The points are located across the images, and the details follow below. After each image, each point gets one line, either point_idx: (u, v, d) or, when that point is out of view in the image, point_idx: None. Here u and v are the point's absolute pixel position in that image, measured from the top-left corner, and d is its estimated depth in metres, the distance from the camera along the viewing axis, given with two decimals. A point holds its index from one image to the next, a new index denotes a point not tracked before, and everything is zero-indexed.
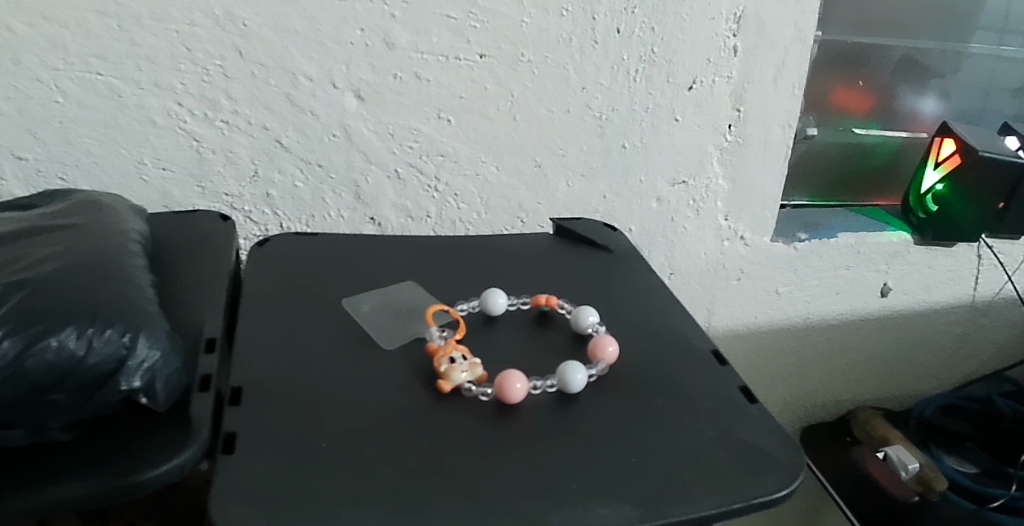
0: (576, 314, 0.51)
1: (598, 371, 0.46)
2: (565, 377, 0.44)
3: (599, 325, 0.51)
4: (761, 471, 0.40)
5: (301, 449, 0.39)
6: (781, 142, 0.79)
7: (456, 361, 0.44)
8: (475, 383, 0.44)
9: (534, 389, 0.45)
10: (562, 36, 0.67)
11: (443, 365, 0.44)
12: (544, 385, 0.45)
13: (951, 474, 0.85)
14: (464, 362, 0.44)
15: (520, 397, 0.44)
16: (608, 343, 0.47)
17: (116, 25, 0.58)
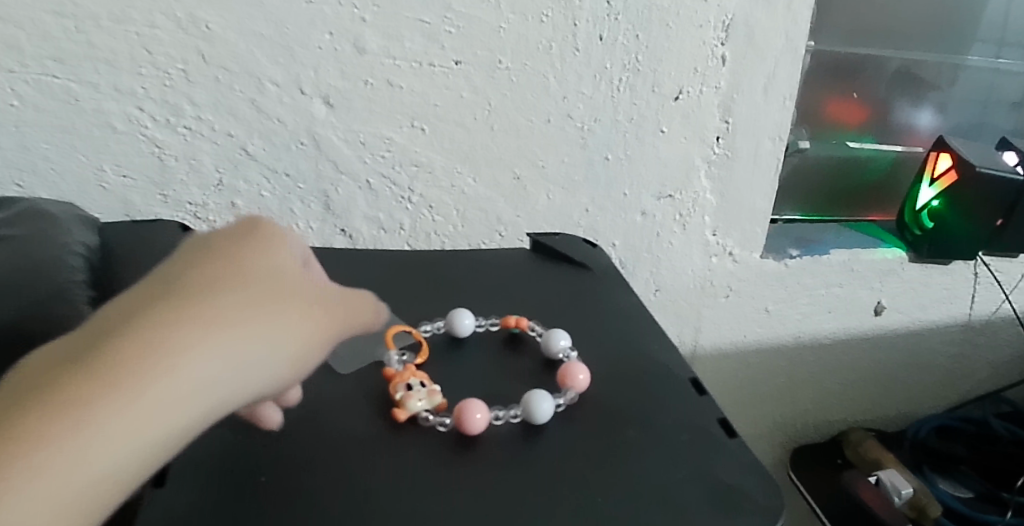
0: (546, 337, 0.48)
1: (567, 399, 0.44)
2: (527, 407, 0.42)
3: (571, 349, 0.48)
4: (737, 513, 0.37)
5: (239, 483, 0.36)
6: (771, 155, 0.77)
7: (413, 389, 0.42)
8: (432, 412, 0.42)
9: (496, 420, 0.42)
10: (541, 43, 0.65)
11: (399, 392, 0.42)
12: (507, 416, 0.42)
13: (945, 499, 0.83)
14: (422, 389, 0.42)
15: (480, 428, 0.41)
16: (578, 371, 0.44)
17: (72, 26, 0.55)
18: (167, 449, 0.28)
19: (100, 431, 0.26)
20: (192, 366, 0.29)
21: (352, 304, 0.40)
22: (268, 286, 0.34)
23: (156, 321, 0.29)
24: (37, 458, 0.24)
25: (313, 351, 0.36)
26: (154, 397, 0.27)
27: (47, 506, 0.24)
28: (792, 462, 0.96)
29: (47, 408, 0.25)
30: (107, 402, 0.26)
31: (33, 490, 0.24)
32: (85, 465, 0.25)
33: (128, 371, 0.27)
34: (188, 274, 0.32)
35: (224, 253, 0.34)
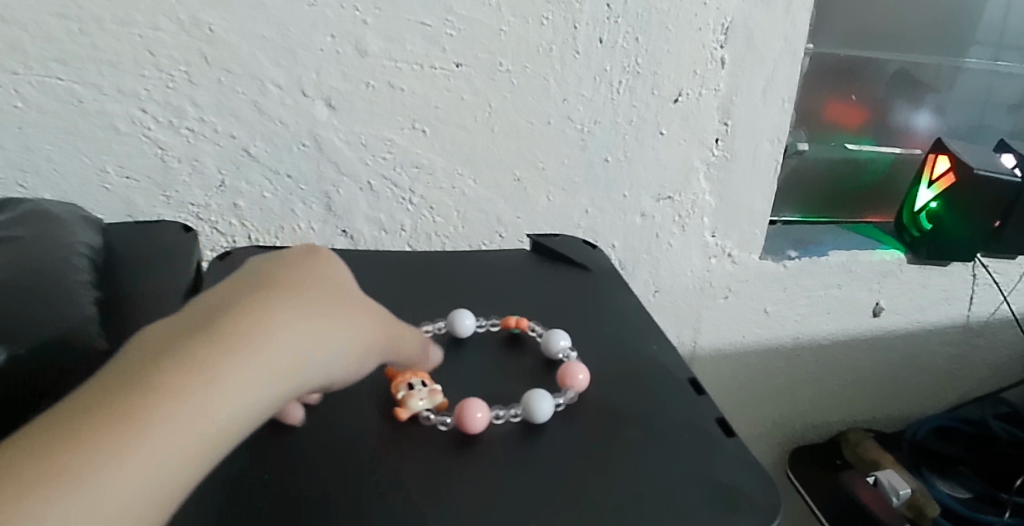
0: (547, 337, 0.48)
1: (567, 399, 0.44)
2: (531, 405, 0.42)
3: (571, 350, 0.48)
4: (735, 511, 0.38)
5: (241, 481, 0.37)
6: (770, 156, 0.77)
7: (414, 388, 0.42)
8: (433, 411, 0.42)
9: (497, 419, 0.42)
10: (541, 46, 0.65)
11: (401, 391, 0.42)
12: (508, 415, 0.43)
13: (944, 500, 0.83)
14: (424, 389, 0.42)
15: (481, 427, 0.41)
16: (579, 371, 0.45)
17: (76, 28, 0.56)
18: (253, 424, 0.30)
19: (205, 398, 0.27)
20: (277, 349, 0.31)
21: (410, 334, 0.42)
22: (332, 289, 0.37)
23: (241, 309, 0.31)
24: (153, 415, 0.26)
25: (368, 355, 0.38)
26: (249, 372, 0.29)
27: (161, 461, 0.25)
28: (790, 462, 0.96)
29: (155, 375, 0.27)
30: (210, 372, 0.28)
31: (151, 445, 0.25)
32: (194, 428, 0.27)
33: (225, 347, 0.29)
34: (261, 274, 0.35)
35: (291, 258, 0.37)
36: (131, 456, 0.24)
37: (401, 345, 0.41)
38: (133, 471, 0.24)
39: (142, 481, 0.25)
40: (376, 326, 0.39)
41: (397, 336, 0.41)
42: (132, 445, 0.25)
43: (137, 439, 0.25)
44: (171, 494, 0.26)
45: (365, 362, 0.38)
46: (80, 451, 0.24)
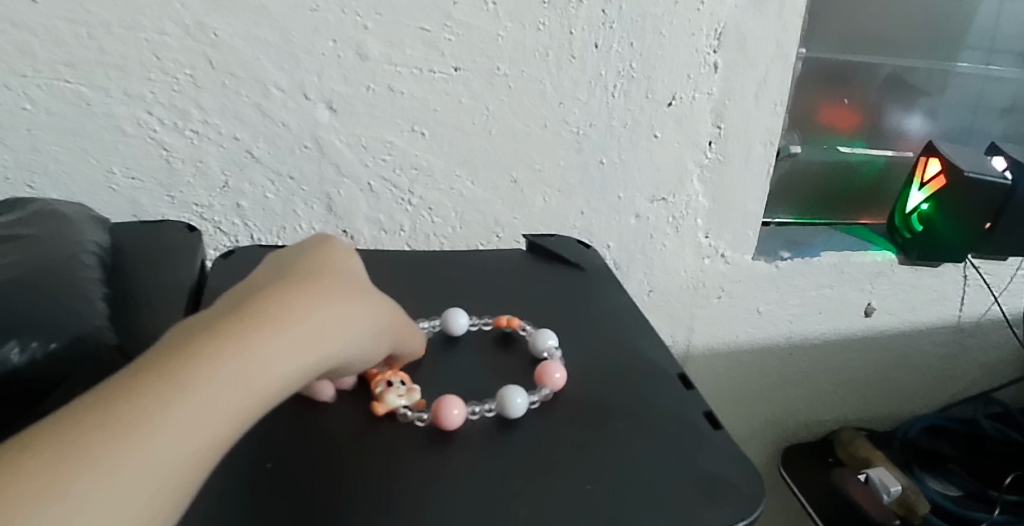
0: (534, 336, 0.50)
1: (542, 396, 0.46)
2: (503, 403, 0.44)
3: (557, 348, 0.50)
4: (720, 500, 0.39)
5: (244, 468, 0.38)
6: (762, 159, 0.79)
7: (393, 385, 0.44)
8: (411, 408, 0.43)
9: (473, 414, 0.44)
10: (538, 51, 0.67)
11: (380, 387, 0.43)
12: (483, 410, 0.44)
13: (934, 496, 0.84)
14: (402, 387, 0.44)
15: (457, 424, 0.42)
16: (555, 370, 0.46)
17: (84, 32, 0.58)
18: (294, 388, 0.32)
19: (245, 363, 0.29)
20: (309, 325, 0.33)
21: (411, 327, 0.45)
22: (351, 278, 0.40)
23: (273, 292, 0.34)
24: (199, 375, 0.28)
25: (387, 338, 0.41)
26: (284, 342, 0.31)
27: (206, 416, 0.27)
28: (783, 461, 0.98)
29: (198, 342, 0.29)
30: (248, 341, 0.30)
31: (216, 389, 0.28)
32: (236, 389, 0.29)
33: (261, 322, 0.31)
34: (291, 265, 0.38)
35: (326, 249, 0.41)
36: (185, 405, 0.27)
37: (410, 334, 0.44)
38: (182, 423, 0.26)
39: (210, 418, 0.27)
40: (393, 312, 0.42)
41: (407, 325, 0.44)
42: (180, 401, 0.27)
43: (185, 395, 0.27)
44: (224, 442, 0.28)
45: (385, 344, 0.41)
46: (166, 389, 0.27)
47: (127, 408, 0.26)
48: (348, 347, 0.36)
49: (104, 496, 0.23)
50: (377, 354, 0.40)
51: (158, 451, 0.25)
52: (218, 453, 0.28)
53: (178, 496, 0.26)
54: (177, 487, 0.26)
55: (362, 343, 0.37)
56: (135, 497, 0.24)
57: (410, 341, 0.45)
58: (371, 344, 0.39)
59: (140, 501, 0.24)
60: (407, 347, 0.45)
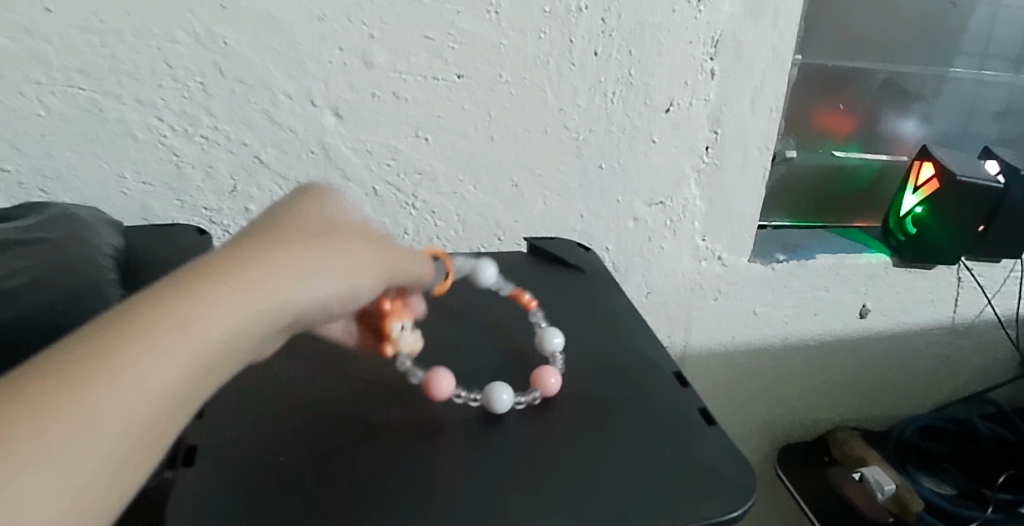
0: (543, 332, 0.51)
1: (529, 398, 0.47)
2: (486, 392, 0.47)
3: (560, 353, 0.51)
4: (713, 492, 0.42)
5: (260, 463, 0.41)
6: (758, 163, 0.80)
7: (405, 332, 0.45)
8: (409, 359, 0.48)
9: (457, 398, 0.47)
10: (539, 58, 0.68)
11: (395, 332, 0.44)
12: (468, 398, 0.47)
13: (929, 495, 0.86)
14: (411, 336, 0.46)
15: (441, 397, 0.46)
16: (551, 376, 0.47)
17: (97, 41, 0.59)
18: (265, 339, 0.31)
19: (177, 327, 0.27)
20: (259, 274, 0.30)
21: (404, 253, 0.41)
22: (319, 219, 0.37)
23: (216, 248, 0.31)
24: (123, 342, 0.25)
25: (376, 273, 0.38)
26: (258, 300, 0.30)
27: (137, 384, 0.25)
28: (778, 459, 0.99)
29: (125, 307, 0.26)
30: (182, 301, 0.27)
31: (182, 347, 0.26)
32: (188, 355, 0.27)
33: (199, 279, 0.28)
34: (284, 208, 0.36)
35: (323, 189, 0.39)
36: (148, 368, 0.25)
37: (405, 265, 0.41)
38: (110, 394, 0.24)
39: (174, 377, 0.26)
40: (377, 245, 0.39)
41: (399, 255, 0.40)
42: (115, 363, 0.24)
43: (109, 365, 0.24)
44: (188, 399, 0.27)
45: (375, 278, 0.37)
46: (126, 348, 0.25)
47: (84, 369, 0.24)
48: (319, 289, 0.33)
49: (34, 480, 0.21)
50: (366, 291, 0.37)
51: (87, 426, 0.23)
52: (164, 425, 0.26)
53: (124, 475, 0.24)
54: (118, 462, 0.24)
55: (338, 284, 0.34)
56: (90, 463, 0.23)
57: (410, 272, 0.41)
58: (354, 281, 0.36)
59: (76, 478, 0.22)
60: (405, 281, 0.41)
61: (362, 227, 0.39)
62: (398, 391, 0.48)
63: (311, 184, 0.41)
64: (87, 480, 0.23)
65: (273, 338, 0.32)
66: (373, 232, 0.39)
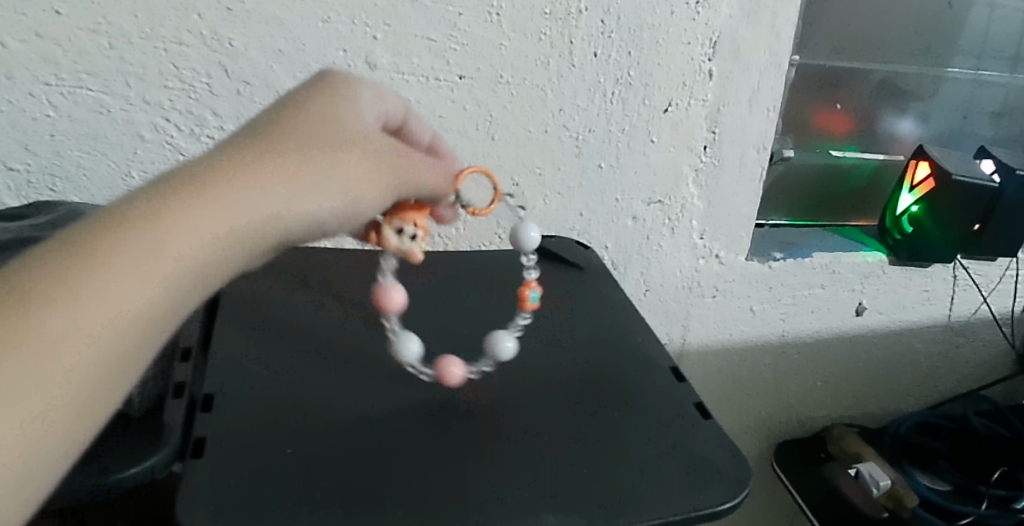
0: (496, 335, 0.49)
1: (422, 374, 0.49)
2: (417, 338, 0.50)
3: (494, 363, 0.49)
4: (707, 485, 0.43)
5: (268, 455, 0.42)
6: (756, 163, 0.81)
7: (400, 239, 0.47)
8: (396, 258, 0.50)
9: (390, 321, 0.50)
10: (539, 60, 0.69)
11: (390, 234, 0.47)
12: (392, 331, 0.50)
13: (924, 491, 0.87)
14: (407, 246, 0.47)
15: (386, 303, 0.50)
16: (446, 375, 0.48)
17: (106, 42, 0.60)
18: (239, 250, 0.37)
19: (152, 246, 0.34)
20: (230, 196, 0.37)
21: (420, 164, 0.45)
22: (317, 133, 0.42)
23: (203, 165, 0.38)
24: (104, 259, 0.33)
25: (369, 186, 0.42)
26: (219, 216, 0.36)
27: (115, 294, 0.33)
28: (776, 456, 1.01)
29: (114, 223, 0.34)
30: (158, 222, 0.35)
31: (146, 265, 0.34)
32: (148, 270, 0.34)
33: (176, 201, 0.36)
34: (278, 119, 0.42)
35: (322, 95, 0.44)
36: (109, 283, 0.33)
37: (416, 176, 0.45)
38: (92, 303, 0.32)
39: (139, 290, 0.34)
40: (374, 159, 0.43)
41: (406, 166, 0.44)
42: (81, 283, 0.32)
43: (91, 279, 0.33)
44: (160, 304, 0.35)
45: (367, 190, 0.42)
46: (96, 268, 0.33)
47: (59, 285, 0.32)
48: (292, 205, 0.39)
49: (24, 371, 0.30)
50: (358, 202, 0.42)
51: (71, 328, 0.32)
52: (143, 325, 0.34)
53: (107, 362, 0.33)
54: (101, 354, 0.33)
55: (317, 201, 0.40)
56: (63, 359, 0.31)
57: (422, 184, 0.45)
58: (336, 197, 0.41)
59: (64, 367, 0.31)
60: (420, 191, 0.45)
61: (348, 131, 0.43)
62: (401, 386, 0.49)
63: (334, 91, 0.45)
64: (75, 367, 0.32)
65: (259, 249, 0.39)
66: (375, 145, 0.43)
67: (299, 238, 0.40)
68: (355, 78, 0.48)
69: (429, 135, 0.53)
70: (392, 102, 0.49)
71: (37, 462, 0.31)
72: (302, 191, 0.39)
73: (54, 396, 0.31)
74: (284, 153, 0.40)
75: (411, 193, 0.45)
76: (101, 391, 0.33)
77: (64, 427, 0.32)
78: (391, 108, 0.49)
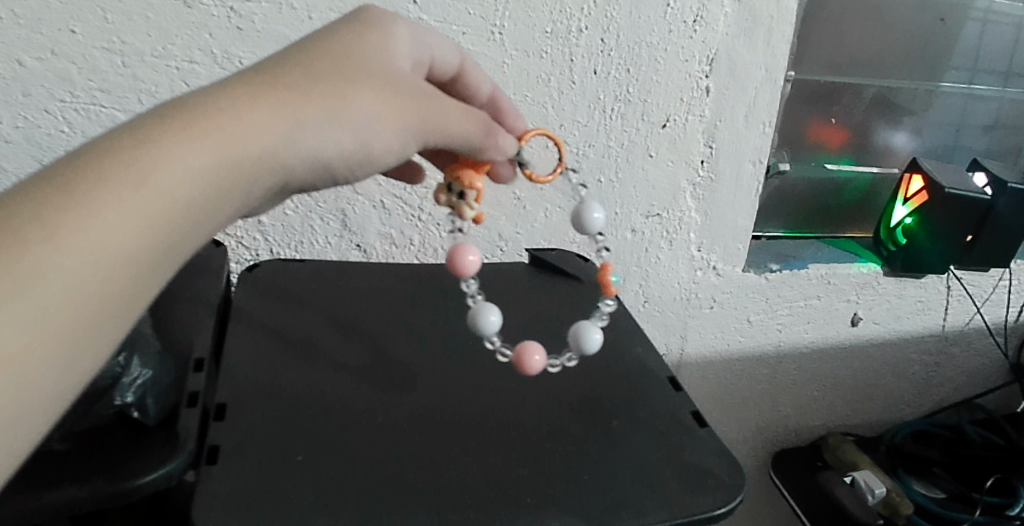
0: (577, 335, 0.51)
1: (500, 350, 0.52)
2: (497, 312, 0.52)
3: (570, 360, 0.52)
4: (703, 491, 0.45)
5: (280, 462, 0.44)
6: (752, 177, 0.83)
7: (454, 198, 0.49)
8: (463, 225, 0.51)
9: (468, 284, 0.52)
10: (541, 77, 0.71)
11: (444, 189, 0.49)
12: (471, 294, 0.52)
13: (918, 498, 0.88)
14: (460, 204, 0.49)
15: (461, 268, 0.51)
16: (524, 364, 0.50)
17: (119, 61, 0.62)
18: (234, 181, 0.37)
19: (143, 178, 0.33)
20: (229, 129, 0.36)
21: (451, 111, 0.44)
22: (333, 65, 0.41)
23: (202, 94, 0.37)
24: (94, 190, 0.32)
25: (384, 126, 0.42)
26: (212, 145, 0.35)
27: (105, 228, 0.32)
28: (774, 465, 1.02)
29: (104, 153, 0.33)
30: (152, 153, 0.34)
31: (138, 195, 0.33)
32: (142, 201, 0.33)
33: (170, 131, 0.35)
34: (290, 51, 0.41)
35: (345, 29, 0.44)
36: (101, 213, 0.32)
37: (441, 119, 0.44)
38: (81, 237, 0.31)
39: (132, 220, 0.33)
40: (393, 99, 0.42)
41: (432, 109, 0.44)
42: (70, 213, 0.31)
43: (77, 213, 0.31)
44: (154, 235, 0.34)
45: (380, 130, 0.42)
46: (84, 197, 0.32)
47: (49, 215, 0.31)
48: (293, 141, 0.38)
49: (11, 307, 0.29)
50: (369, 142, 0.41)
51: (58, 264, 0.30)
52: (134, 263, 0.33)
53: (98, 301, 0.32)
54: (91, 292, 0.32)
55: (322, 138, 0.39)
56: (57, 293, 0.30)
57: (448, 128, 0.44)
58: (347, 135, 0.40)
59: (55, 307, 0.30)
60: (447, 139, 0.45)
61: (366, 65, 0.43)
62: (407, 394, 0.51)
63: (359, 29, 0.45)
64: (63, 306, 0.31)
65: (255, 182, 0.38)
66: (396, 84, 0.43)
67: (299, 176, 0.40)
68: (392, 16, 0.48)
69: (487, 87, 0.56)
70: (441, 49, 0.51)
71: (30, 406, 0.30)
72: (305, 123, 0.39)
73: (49, 332, 0.30)
74: (291, 86, 0.39)
75: (437, 138, 0.44)
76: (92, 332, 0.32)
77: (55, 367, 0.31)
78: (441, 55, 0.51)
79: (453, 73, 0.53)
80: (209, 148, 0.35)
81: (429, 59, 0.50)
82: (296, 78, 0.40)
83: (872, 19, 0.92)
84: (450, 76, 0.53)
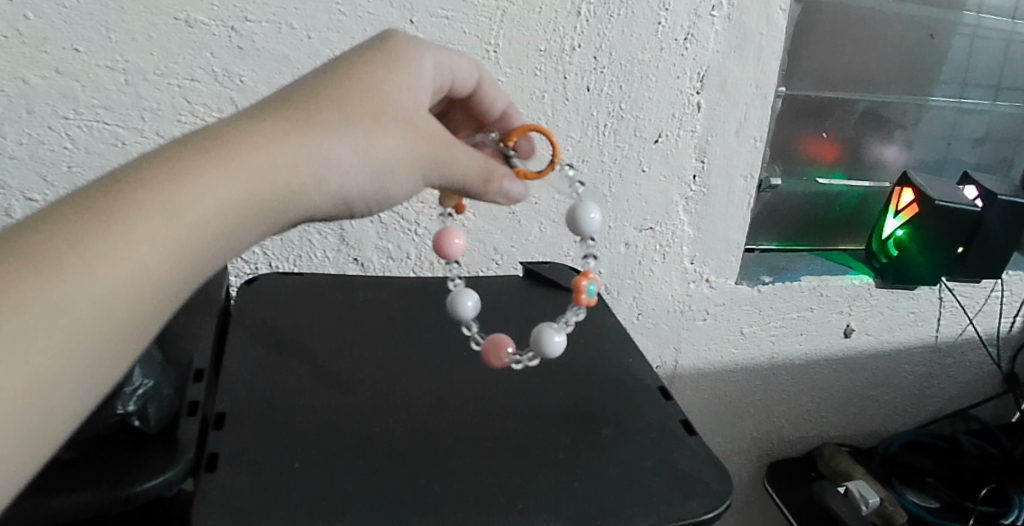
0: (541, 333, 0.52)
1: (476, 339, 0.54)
2: (477, 299, 0.54)
3: (535, 357, 0.53)
4: (692, 497, 0.46)
5: (278, 469, 0.45)
6: (744, 192, 0.84)
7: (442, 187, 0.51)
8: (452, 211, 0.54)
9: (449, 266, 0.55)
10: (535, 94, 0.73)
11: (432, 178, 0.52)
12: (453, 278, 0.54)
13: (914, 509, 0.89)
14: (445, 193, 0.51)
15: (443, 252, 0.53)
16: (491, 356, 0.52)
17: (122, 79, 0.64)
18: (258, 211, 0.38)
19: (173, 209, 0.34)
20: (252, 159, 0.37)
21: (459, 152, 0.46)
22: (357, 98, 0.42)
23: (231, 125, 0.38)
24: (126, 219, 0.33)
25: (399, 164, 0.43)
26: (240, 177, 0.36)
27: (135, 258, 0.33)
28: (768, 476, 1.03)
29: (139, 181, 0.34)
30: (184, 184, 0.35)
31: (168, 226, 0.34)
32: (169, 231, 0.34)
33: (197, 163, 0.36)
34: (315, 81, 0.42)
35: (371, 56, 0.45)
36: (132, 241, 0.33)
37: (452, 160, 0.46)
38: (111, 265, 0.32)
39: (160, 249, 0.34)
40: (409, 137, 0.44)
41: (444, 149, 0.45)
42: (103, 242, 0.32)
43: (111, 240, 0.32)
44: (179, 264, 0.35)
45: (394, 167, 0.43)
46: (118, 226, 0.33)
47: (81, 243, 0.32)
48: (314, 175, 0.40)
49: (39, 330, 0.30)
50: (383, 178, 0.43)
51: (88, 291, 0.31)
52: (159, 290, 0.34)
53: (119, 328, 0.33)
54: (117, 317, 0.33)
55: (342, 173, 0.41)
56: (85, 317, 0.31)
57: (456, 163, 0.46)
58: (364, 171, 0.42)
59: (80, 333, 0.31)
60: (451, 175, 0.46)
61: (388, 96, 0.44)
62: (401, 404, 0.52)
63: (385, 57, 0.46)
64: (89, 331, 0.32)
65: (276, 212, 0.39)
66: (413, 122, 0.44)
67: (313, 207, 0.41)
68: (415, 43, 0.48)
69: (501, 103, 0.57)
70: (461, 68, 0.52)
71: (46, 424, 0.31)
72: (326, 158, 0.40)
73: (73, 353, 0.31)
74: (316, 119, 0.40)
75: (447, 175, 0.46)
76: (109, 359, 0.33)
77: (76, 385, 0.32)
78: (461, 71, 0.52)
79: (471, 89, 0.54)
80: (236, 179, 0.36)
81: (448, 81, 0.51)
82: (319, 110, 0.41)
83: (861, 36, 0.94)
84: (467, 92, 0.54)
